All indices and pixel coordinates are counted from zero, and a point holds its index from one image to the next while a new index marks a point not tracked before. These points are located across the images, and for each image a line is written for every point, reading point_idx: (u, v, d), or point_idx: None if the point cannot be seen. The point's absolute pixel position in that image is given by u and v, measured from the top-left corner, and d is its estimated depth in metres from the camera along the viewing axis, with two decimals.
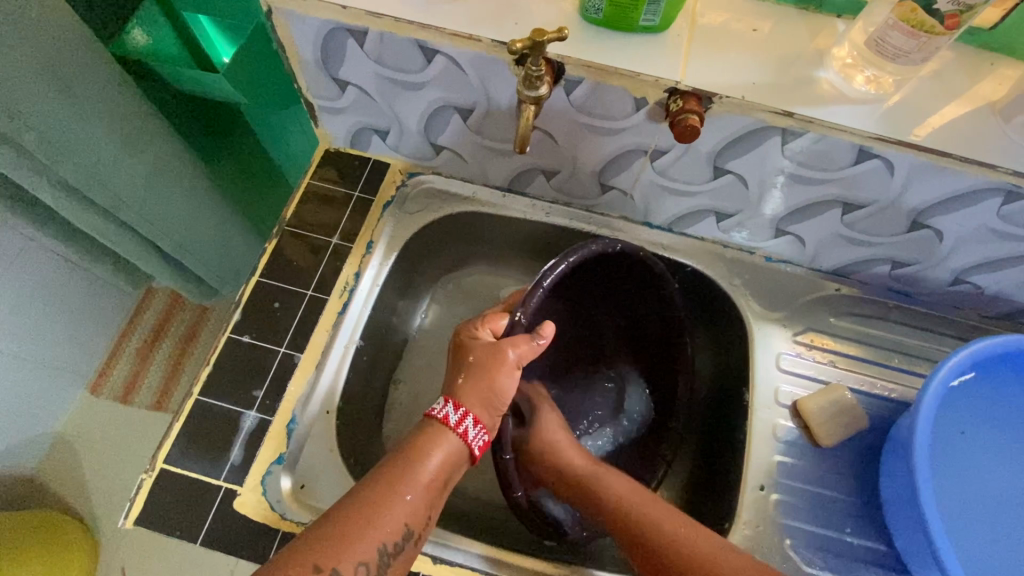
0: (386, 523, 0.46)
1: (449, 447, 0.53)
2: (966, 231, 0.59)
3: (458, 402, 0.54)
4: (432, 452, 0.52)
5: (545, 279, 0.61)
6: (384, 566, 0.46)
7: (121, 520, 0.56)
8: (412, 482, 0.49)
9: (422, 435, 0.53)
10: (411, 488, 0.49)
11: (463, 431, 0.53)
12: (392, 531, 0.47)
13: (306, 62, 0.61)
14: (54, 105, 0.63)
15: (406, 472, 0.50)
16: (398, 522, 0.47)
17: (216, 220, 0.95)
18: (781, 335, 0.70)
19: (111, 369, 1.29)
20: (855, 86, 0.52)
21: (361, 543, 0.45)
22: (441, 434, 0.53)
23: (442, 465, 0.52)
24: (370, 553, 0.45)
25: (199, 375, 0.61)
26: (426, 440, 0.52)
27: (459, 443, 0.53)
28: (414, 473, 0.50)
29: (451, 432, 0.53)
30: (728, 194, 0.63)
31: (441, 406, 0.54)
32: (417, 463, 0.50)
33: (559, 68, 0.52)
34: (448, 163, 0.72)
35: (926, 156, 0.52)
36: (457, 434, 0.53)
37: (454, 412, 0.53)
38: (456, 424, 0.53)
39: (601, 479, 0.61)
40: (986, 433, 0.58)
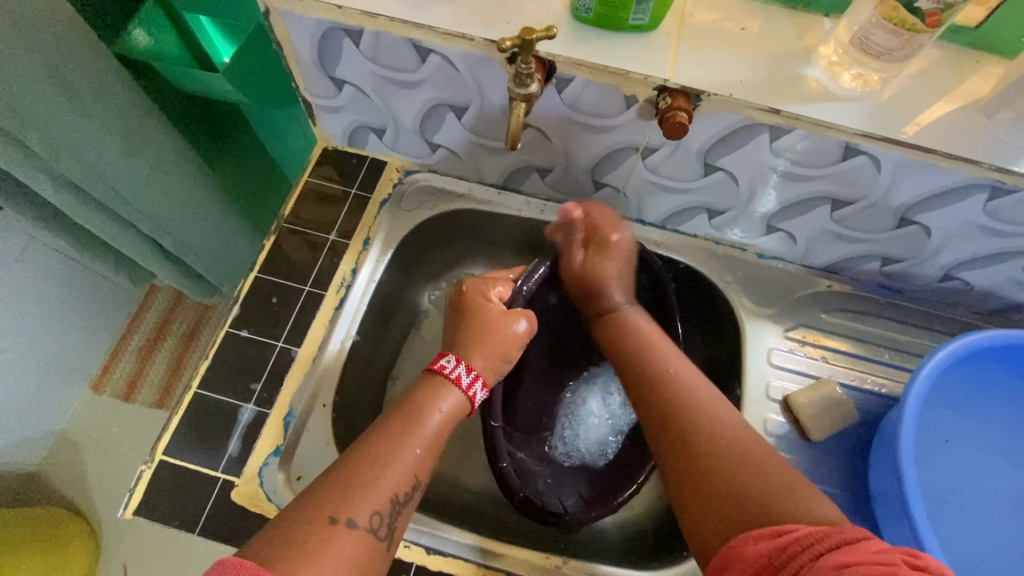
0: (395, 471, 0.47)
1: (452, 400, 0.55)
2: (953, 227, 0.59)
3: (470, 366, 0.58)
4: (434, 402, 0.53)
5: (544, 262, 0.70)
6: (394, 515, 0.46)
7: (121, 510, 0.57)
8: (419, 434, 0.50)
9: (426, 388, 0.55)
10: (418, 442, 0.50)
11: (472, 394, 0.56)
12: (403, 482, 0.47)
13: (303, 61, 0.63)
14: (57, 104, 0.65)
15: (412, 419, 0.51)
16: (405, 475, 0.48)
17: (217, 220, 0.97)
18: (772, 331, 0.71)
19: (113, 367, 1.31)
20: (842, 84, 0.53)
21: (373, 493, 0.45)
22: (444, 388, 0.55)
23: (446, 416, 0.53)
24: (383, 504, 0.45)
25: (199, 369, 0.63)
26: (432, 394, 0.54)
27: (459, 398, 0.56)
28: (423, 425, 0.51)
29: (449, 382, 0.56)
30: (719, 191, 0.64)
31: (454, 366, 0.57)
32: (422, 412, 0.52)
33: (550, 66, 0.53)
34: (444, 161, 0.73)
35: (911, 152, 0.52)
36: (462, 393, 0.56)
37: (466, 374, 0.57)
38: (467, 386, 0.56)
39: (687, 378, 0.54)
40: (971, 423, 0.59)
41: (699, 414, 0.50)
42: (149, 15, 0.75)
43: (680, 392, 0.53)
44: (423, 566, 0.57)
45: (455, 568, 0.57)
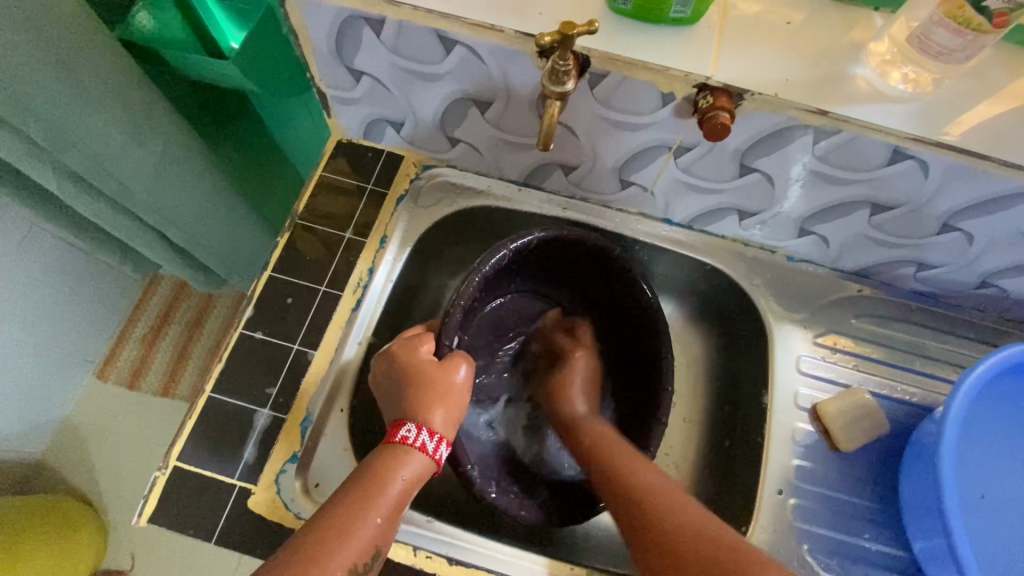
0: (355, 539, 0.46)
1: (417, 465, 0.52)
2: (998, 234, 0.57)
3: (433, 429, 0.54)
4: (397, 469, 0.50)
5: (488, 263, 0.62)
6: None
7: (135, 517, 0.55)
8: (381, 503, 0.48)
9: (382, 457, 0.51)
10: (380, 509, 0.48)
11: (439, 457, 0.53)
12: (364, 553, 0.46)
13: (320, 51, 0.59)
14: (61, 93, 0.62)
15: (374, 485, 0.49)
16: (365, 544, 0.46)
17: (225, 212, 0.94)
18: (801, 337, 0.69)
19: (119, 355, 1.29)
20: (891, 83, 0.50)
21: (331, 564, 0.44)
22: (408, 455, 0.52)
23: (408, 485, 0.50)
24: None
25: (211, 371, 0.61)
26: (388, 462, 0.50)
27: (424, 459, 0.52)
28: (386, 487, 0.49)
29: (412, 450, 0.52)
30: (753, 192, 0.62)
31: (417, 434, 0.53)
32: (385, 479, 0.49)
33: (585, 61, 0.50)
34: (463, 157, 0.70)
35: (962, 157, 0.50)
36: (424, 455, 0.53)
37: (431, 439, 0.53)
38: (434, 450, 0.53)
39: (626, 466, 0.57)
40: (1016, 448, 0.57)
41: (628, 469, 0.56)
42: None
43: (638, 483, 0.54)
44: None
45: None
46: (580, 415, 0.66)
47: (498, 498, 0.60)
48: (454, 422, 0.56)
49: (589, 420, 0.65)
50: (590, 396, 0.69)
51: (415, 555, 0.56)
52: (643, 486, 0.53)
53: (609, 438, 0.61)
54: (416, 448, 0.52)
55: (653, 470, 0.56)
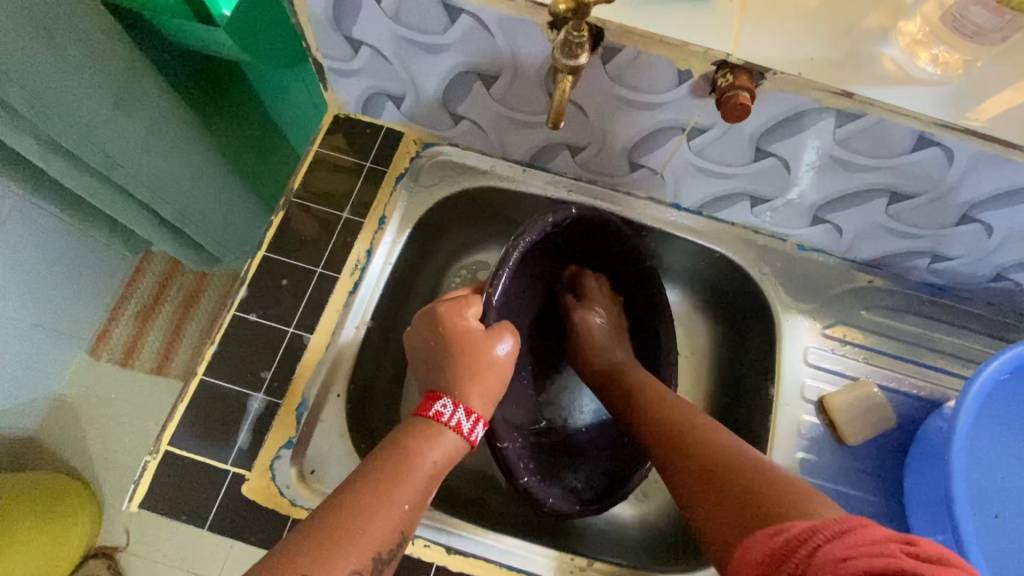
0: (380, 525, 0.43)
1: (448, 446, 0.49)
2: (1018, 226, 0.55)
3: (470, 410, 0.52)
4: (427, 452, 0.48)
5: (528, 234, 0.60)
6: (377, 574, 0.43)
7: (125, 502, 0.54)
8: (408, 487, 0.46)
9: (411, 435, 0.49)
10: (407, 497, 0.45)
11: (472, 438, 0.51)
12: (388, 539, 0.44)
13: (315, 18, 0.56)
14: (43, 59, 0.58)
15: (402, 467, 0.46)
16: (392, 529, 0.44)
17: (217, 187, 0.91)
18: (809, 328, 0.67)
19: (111, 332, 1.27)
20: (920, 65, 0.47)
21: (355, 549, 0.41)
22: (437, 436, 0.49)
23: (438, 467, 0.48)
24: (364, 562, 0.42)
25: (204, 353, 0.59)
26: (416, 440, 0.48)
27: (455, 440, 0.50)
28: (413, 469, 0.47)
29: (445, 429, 0.50)
30: (768, 178, 0.59)
31: (452, 411, 0.51)
32: (414, 464, 0.47)
33: (598, 34, 0.47)
34: (466, 134, 0.67)
35: (990, 145, 0.47)
36: (453, 432, 0.50)
37: (467, 420, 0.51)
38: (466, 431, 0.51)
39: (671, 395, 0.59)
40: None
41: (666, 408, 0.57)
42: None
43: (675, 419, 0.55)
44: (444, 566, 0.55)
45: (475, 568, 0.55)
46: (618, 363, 0.67)
47: (531, 482, 0.59)
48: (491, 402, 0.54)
49: (628, 366, 0.67)
50: (621, 344, 0.71)
51: (412, 543, 0.55)
52: (687, 426, 0.53)
53: (656, 382, 0.63)
54: (451, 428, 0.50)
55: (692, 411, 0.56)
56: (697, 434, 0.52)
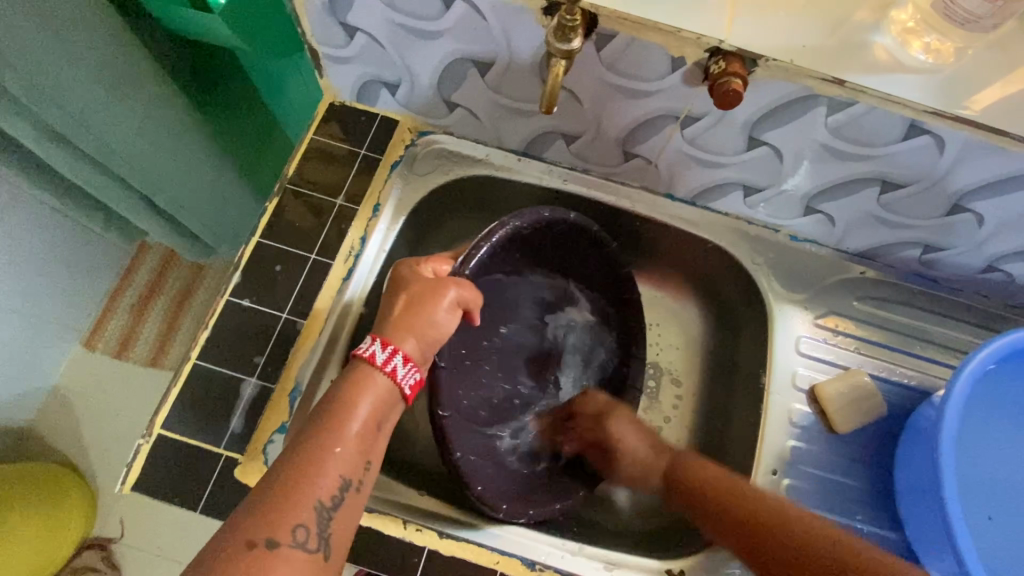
0: (318, 481, 0.42)
1: (380, 388, 0.48)
2: (1008, 216, 0.55)
3: (408, 356, 0.50)
4: (359, 398, 0.47)
5: (494, 233, 0.62)
6: (326, 523, 0.42)
7: (118, 485, 0.54)
8: (341, 434, 0.45)
9: (345, 383, 0.48)
10: (339, 441, 0.44)
11: (392, 370, 0.49)
12: (328, 488, 0.42)
13: (311, 4, 0.56)
14: (38, 43, 0.58)
15: (334, 418, 0.45)
16: (332, 479, 0.43)
17: (212, 176, 0.91)
18: (802, 318, 0.67)
19: (107, 324, 1.27)
20: (912, 53, 0.48)
21: (294, 507, 0.41)
22: (359, 374, 0.48)
23: (370, 412, 0.47)
24: (306, 516, 0.41)
25: (198, 338, 0.59)
26: (346, 388, 0.47)
27: (386, 382, 0.48)
28: (342, 424, 0.45)
29: (378, 372, 0.49)
30: (761, 167, 0.60)
31: (369, 346, 0.50)
32: (342, 411, 0.46)
33: (592, 20, 0.48)
34: (462, 123, 0.67)
35: (981, 132, 0.48)
36: (384, 374, 0.48)
37: (404, 364, 0.49)
38: (385, 364, 0.49)
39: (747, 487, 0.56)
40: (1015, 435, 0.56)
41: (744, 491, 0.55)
42: None
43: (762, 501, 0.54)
44: (435, 550, 0.55)
45: (466, 552, 0.55)
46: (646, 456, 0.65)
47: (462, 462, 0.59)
48: (421, 341, 0.52)
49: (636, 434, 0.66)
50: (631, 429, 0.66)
51: (404, 527, 0.56)
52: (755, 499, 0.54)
53: (736, 485, 0.57)
54: (368, 361, 0.49)
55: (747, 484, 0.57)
56: (799, 522, 0.51)
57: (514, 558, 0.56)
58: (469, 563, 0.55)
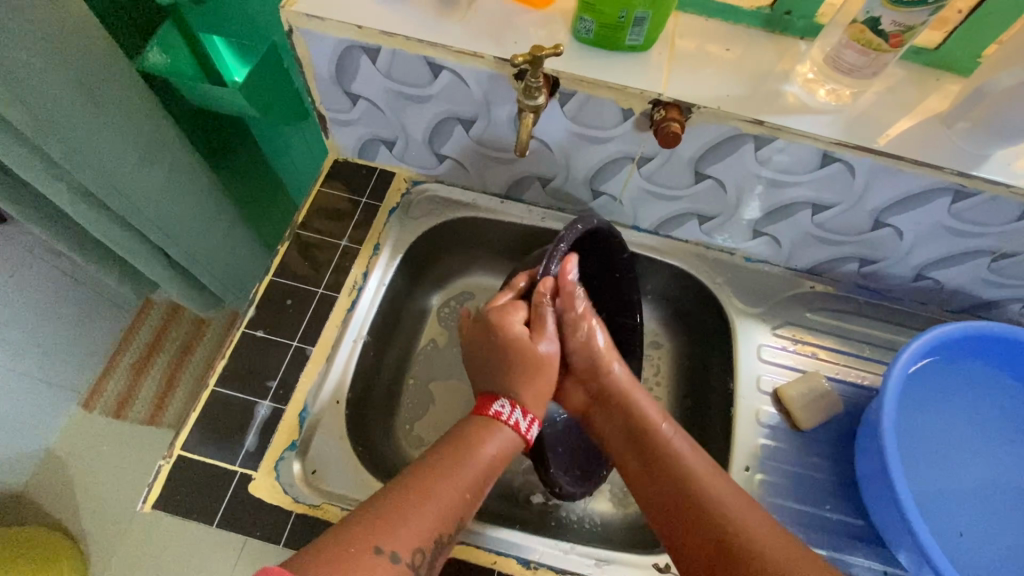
0: (437, 510, 0.49)
1: (509, 440, 0.57)
2: (923, 228, 0.64)
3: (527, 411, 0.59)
4: (486, 444, 0.56)
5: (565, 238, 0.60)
6: (435, 554, 0.48)
7: (139, 504, 0.58)
8: (466, 477, 0.52)
9: (482, 427, 0.57)
10: (469, 486, 0.52)
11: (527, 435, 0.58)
12: (447, 522, 0.49)
13: (320, 77, 0.67)
14: (86, 118, 0.68)
15: (465, 454, 0.54)
16: (453, 514, 0.50)
17: (223, 231, 0.99)
18: (762, 329, 0.75)
19: (105, 386, 1.32)
20: (817, 98, 0.59)
21: (414, 528, 0.47)
22: (498, 430, 0.57)
23: (496, 456, 0.55)
24: (423, 542, 0.47)
25: (215, 366, 0.65)
26: (489, 430, 0.57)
27: (516, 437, 0.58)
28: (473, 459, 0.54)
29: (504, 426, 0.58)
30: (709, 198, 0.69)
31: (510, 411, 0.58)
32: (472, 456, 0.54)
33: (555, 82, 0.58)
34: (451, 172, 0.77)
35: (881, 158, 0.58)
36: (517, 431, 0.58)
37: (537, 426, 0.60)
38: (526, 429, 0.58)
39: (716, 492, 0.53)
40: (941, 417, 0.65)
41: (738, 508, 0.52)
42: (166, 37, 0.79)
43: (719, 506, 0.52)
44: None
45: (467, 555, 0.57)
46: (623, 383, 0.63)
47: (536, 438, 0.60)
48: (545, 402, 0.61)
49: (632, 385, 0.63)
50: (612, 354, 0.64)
51: None
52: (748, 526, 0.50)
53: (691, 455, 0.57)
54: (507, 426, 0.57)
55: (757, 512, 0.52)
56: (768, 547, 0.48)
57: (513, 560, 0.57)
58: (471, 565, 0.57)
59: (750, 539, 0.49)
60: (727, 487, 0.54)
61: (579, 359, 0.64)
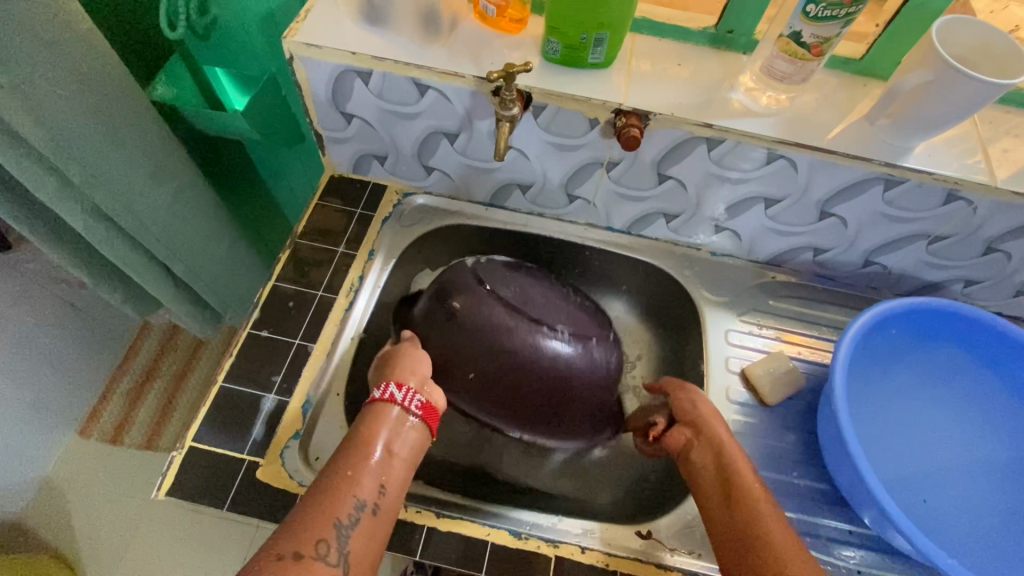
0: (339, 503, 0.54)
1: (392, 420, 0.62)
2: (864, 216, 0.72)
3: (401, 384, 0.64)
4: (373, 433, 0.60)
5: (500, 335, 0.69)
6: (342, 540, 0.52)
7: (153, 492, 0.62)
8: (360, 464, 0.57)
9: (368, 417, 0.62)
10: (354, 468, 0.57)
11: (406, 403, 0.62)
12: (344, 509, 0.54)
13: (318, 99, 0.74)
14: (101, 142, 0.74)
15: (358, 448, 0.59)
16: (348, 501, 0.54)
17: (223, 248, 1.05)
18: (729, 316, 0.81)
19: (102, 411, 1.34)
20: (759, 103, 0.67)
21: (317, 526, 0.52)
22: (377, 409, 0.62)
23: (384, 442, 0.60)
24: (327, 532, 0.52)
25: (222, 365, 0.70)
26: (369, 421, 0.61)
27: (395, 412, 0.62)
28: (365, 452, 0.58)
29: (390, 404, 0.62)
30: (672, 197, 0.76)
31: (385, 388, 0.63)
32: (361, 446, 0.59)
33: (528, 96, 0.66)
34: (438, 183, 0.84)
35: (818, 154, 0.65)
36: (392, 404, 0.62)
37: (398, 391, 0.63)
38: (386, 395, 0.63)
39: (766, 513, 0.56)
40: (914, 397, 0.72)
41: (766, 529, 0.55)
42: (173, 71, 0.87)
43: (761, 526, 0.55)
44: (433, 527, 0.62)
45: (462, 527, 0.62)
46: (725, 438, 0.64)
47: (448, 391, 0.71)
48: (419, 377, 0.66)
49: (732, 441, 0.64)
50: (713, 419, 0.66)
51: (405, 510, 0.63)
52: (777, 544, 0.53)
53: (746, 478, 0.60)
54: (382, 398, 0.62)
55: (788, 533, 0.54)
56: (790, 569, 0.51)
57: (505, 532, 0.62)
58: (465, 537, 0.61)
59: (773, 557, 0.52)
60: (771, 513, 0.56)
61: (687, 405, 0.68)
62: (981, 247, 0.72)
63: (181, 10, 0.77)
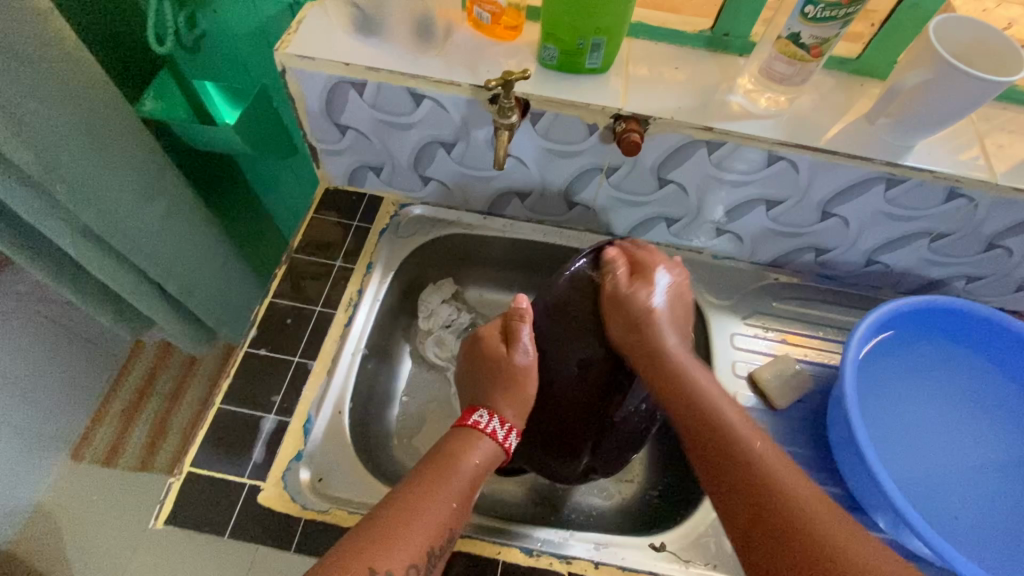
0: (428, 523, 0.51)
1: (487, 451, 0.60)
2: (866, 216, 0.72)
3: (503, 419, 0.63)
4: (469, 453, 0.58)
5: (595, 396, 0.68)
6: (428, 568, 0.50)
7: (152, 521, 0.60)
8: (453, 487, 0.54)
9: (466, 441, 0.59)
10: (452, 494, 0.54)
11: (507, 445, 0.62)
12: (437, 533, 0.51)
13: (311, 111, 0.72)
14: (89, 160, 0.72)
15: (451, 467, 0.56)
16: (441, 526, 0.52)
17: (216, 265, 1.03)
18: (733, 319, 0.80)
19: (94, 434, 1.30)
20: (758, 105, 0.66)
21: (406, 542, 0.49)
22: (481, 441, 0.60)
23: (478, 468, 0.58)
24: (419, 557, 0.49)
25: (220, 386, 0.68)
26: (467, 445, 0.59)
27: (492, 446, 0.60)
28: (456, 470, 0.56)
29: (483, 435, 0.61)
30: (674, 201, 0.76)
31: (488, 420, 0.62)
32: (456, 464, 0.56)
33: (526, 104, 0.65)
34: (436, 194, 0.83)
35: (819, 154, 0.65)
36: (491, 441, 0.61)
37: (501, 428, 0.62)
38: (495, 436, 0.61)
39: (768, 461, 0.52)
40: (927, 396, 0.70)
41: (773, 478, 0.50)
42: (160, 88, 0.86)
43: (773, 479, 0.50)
44: None
45: (473, 547, 0.60)
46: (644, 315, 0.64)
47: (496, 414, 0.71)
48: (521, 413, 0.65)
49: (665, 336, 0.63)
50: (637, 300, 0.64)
51: None
52: (785, 491, 0.49)
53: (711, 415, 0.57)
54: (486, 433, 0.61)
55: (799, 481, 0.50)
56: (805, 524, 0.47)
57: (516, 549, 0.60)
58: (475, 557, 0.60)
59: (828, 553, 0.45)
60: (774, 464, 0.52)
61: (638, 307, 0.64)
62: (983, 243, 0.72)
63: (171, 24, 0.76)
